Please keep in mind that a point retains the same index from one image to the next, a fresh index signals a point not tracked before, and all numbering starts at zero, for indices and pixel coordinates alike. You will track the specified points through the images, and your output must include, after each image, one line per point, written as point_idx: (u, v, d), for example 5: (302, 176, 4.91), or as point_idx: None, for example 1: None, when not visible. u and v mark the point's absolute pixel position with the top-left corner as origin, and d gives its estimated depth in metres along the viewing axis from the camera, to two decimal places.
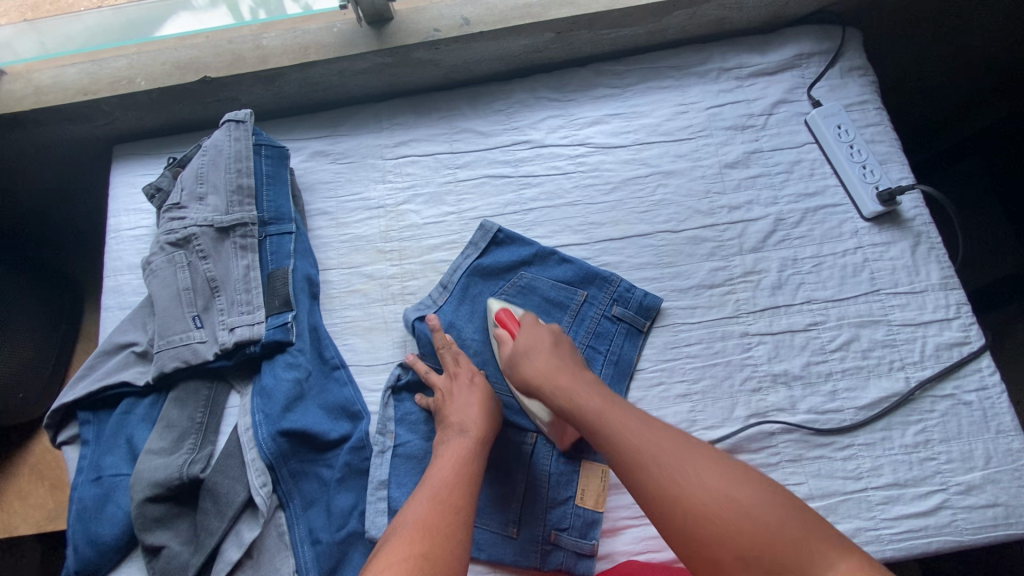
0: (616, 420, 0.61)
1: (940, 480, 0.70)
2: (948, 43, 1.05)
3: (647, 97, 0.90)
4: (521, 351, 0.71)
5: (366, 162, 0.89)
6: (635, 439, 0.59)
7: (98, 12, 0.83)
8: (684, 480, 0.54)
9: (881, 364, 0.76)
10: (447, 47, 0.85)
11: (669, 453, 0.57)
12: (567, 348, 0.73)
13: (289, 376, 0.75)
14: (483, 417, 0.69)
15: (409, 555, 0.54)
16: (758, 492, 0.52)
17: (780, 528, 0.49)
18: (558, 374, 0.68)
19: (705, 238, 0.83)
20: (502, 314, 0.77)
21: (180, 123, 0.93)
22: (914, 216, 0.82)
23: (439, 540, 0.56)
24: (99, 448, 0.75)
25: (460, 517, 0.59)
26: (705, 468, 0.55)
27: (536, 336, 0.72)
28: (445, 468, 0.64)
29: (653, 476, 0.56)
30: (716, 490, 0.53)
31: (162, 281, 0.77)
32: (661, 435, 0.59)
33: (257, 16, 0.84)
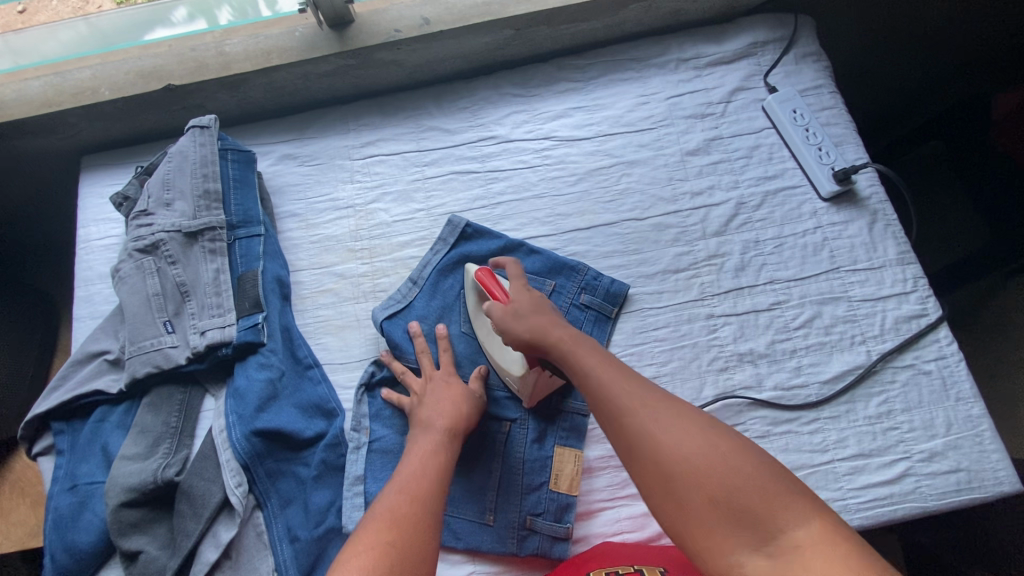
0: (602, 372, 0.59)
1: (903, 448, 0.72)
2: (899, 31, 1.08)
3: (609, 90, 0.92)
4: (506, 313, 0.68)
5: (334, 164, 0.90)
6: (614, 390, 0.57)
7: (71, 26, 0.84)
8: (663, 432, 0.53)
9: (843, 339, 0.78)
10: (409, 47, 0.86)
11: (655, 410, 0.55)
12: (551, 309, 0.70)
13: (262, 376, 0.75)
14: (454, 413, 0.69)
15: (375, 545, 0.52)
16: (741, 454, 0.50)
17: (757, 488, 0.48)
18: (543, 331, 0.65)
19: (669, 224, 0.84)
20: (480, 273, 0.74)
21: (148, 133, 0.93)
22: (869, 194, 0.84)
23: (409, 529, 0.54)
24: (74, 457, 0.75)
25: (430, 505, 0.57)
26: (684, 423, 0.53)
27: (521, 298, 0.70)
28: (416, 459, 0.63)
29: (629, 424, 0.54)
30: (695, 444, 0.51)
31: (131, 287, 0.77)
32: (644, 387, 0.57)
33: (232, 20, 0.87)
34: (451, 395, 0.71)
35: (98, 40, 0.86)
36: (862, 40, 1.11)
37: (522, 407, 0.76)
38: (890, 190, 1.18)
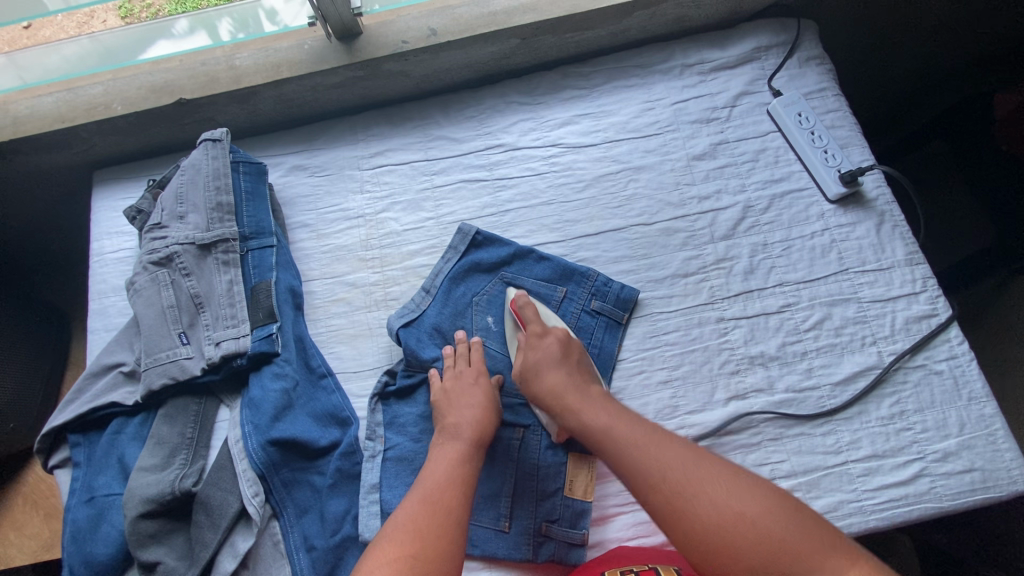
0: (629, 438, 0.64)
1: (917, 449, 0.72)
2: (901, 35, 1.10)
3: (614, 97, 0.93)
4: (530, 369, 0.73)
5: (344, 174, 0.91)
6: (646, 457, 0.62)
7: (76, 43, 0.83)
8: (700, 498, 0.57)
9: (854, 340, 0.78)
10: (416, 58, 0.87)
11: (684, 473, 0.59)
12: (575, 357, 0.74)
13: (277, 386, 0.76)
14: (478, 422, 0.70)
15: (400, 557, 0.56)
16: (770, 505, 0.55)
17: (791, 539, 0.52)
18: (569, 393, 0.70)
19: (677, 229, 0.85)
20: (514, 302, 0.80)
21: (158, 147, 0.94)
22: (876, 196, 0.84)
23: (432, 541, 0.58)
24: (92, 469, 0.75)
25: (451, 518, 0.60)
26: (715, 482, 0.58)
27: (546, 348, 0.74)
28: (442, 467, 0.66)
29: (665, 494, 0.58)
30: (733, 509, 0.55)
31: (146, 299, 0.78)
32: (671, 448, 0.62)
33: (236, 36, 0.86)
34: (476, 401, 0.72)
35: (105, 57, 0.85)
36: (864, 44, 1.12)
37: (536, 414, 0.76)
38: (895, 190, 1.18)
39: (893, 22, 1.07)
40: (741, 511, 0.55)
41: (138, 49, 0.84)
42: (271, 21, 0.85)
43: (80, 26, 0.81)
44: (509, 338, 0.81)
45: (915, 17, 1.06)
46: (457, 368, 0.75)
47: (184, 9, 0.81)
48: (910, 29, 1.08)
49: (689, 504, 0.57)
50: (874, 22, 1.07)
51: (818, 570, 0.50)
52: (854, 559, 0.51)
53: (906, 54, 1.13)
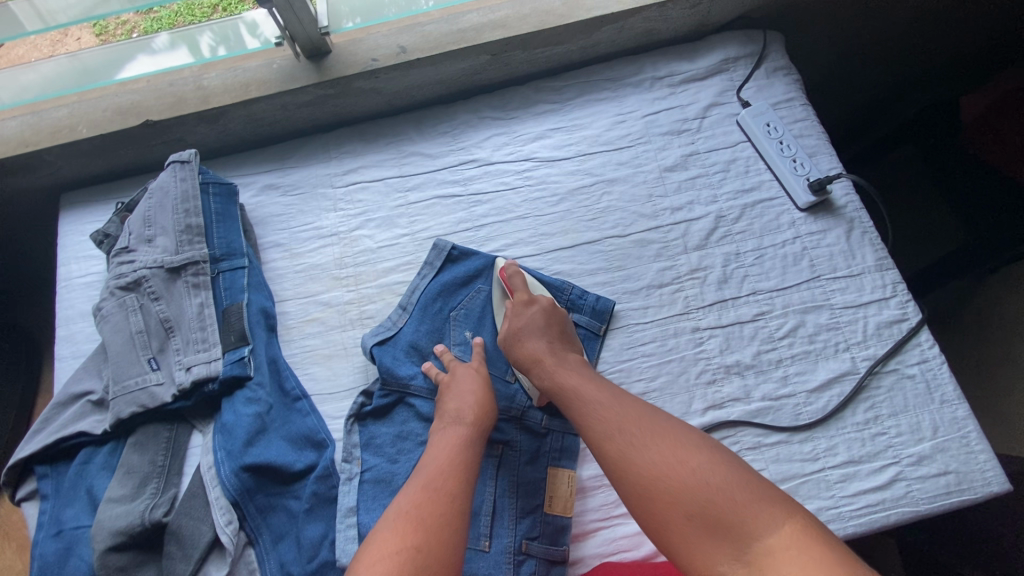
0: (593, 399, 0.66)
1: (892, 453, 0.73)
2: (868, 51, 1.13)
3: (587, 110, 0.94)
4: (514, 333, 0.75)
5: (317, 193, 0.91)
6: (603, 416, 0.63)
7: (53, 62, 0.84)
8: (640, 451, 0.58)
9: (827, 346, 0.79)
10: (386, 75, 0.87)
11: (639, 430, 0.60)
12: (559, 329, 0.75)
13: (249, 410, 0.74)
14: (478, 405, 0.70)
15: (401, 549, 0.55)
16: (718, 465, 0.54)
17: (730, 493, 0.52)
18: (545, 359, 0.72)
19: (651, 240, 0.85)
20: (502, 271, 0.82)
21: (126, 168, 0.93)
22: (845, 203, 0.85)
23: (435, 531, 0.57)
24: (59, 501, 0.73)
25: (453, 505, 0.60)
26: (664, 442, 0.58)
27: (527, 317, 0.76)
28: (446, 450, 0.66)
29: (614, 446, 0.59)
30: (677, 462, 0.55)
31: (113, 326, 0.76)
32: (631, 408, 0.63)
33: (215, 52, 0.85)
34: (478, 386, 0.73)
35: (80, 77, 0.84)
36: (830, 59, 1.15)
37: (514, 429, 0.75)
38: (864, 196, 1.21)
39: (858, 40, 1.10)
40: (683, 463, 0.55)
41: (113, 66, 0.85)
42: (254, 35, 0.85)
43: (55, 46, 0.82)
44: (495, 303, 0.82)
45: (884, 27, 1.07)
46: (457, 363, 0.77)
47: (162, 26, 0.82)
48: (882, 35, 1.09)
49: (636, 455, 0.57)
50: (849, 27, 1.07)
51: (750, 524, 0.49)
52: (790, 516, 0.49)
53: (875, 60, 1.14)
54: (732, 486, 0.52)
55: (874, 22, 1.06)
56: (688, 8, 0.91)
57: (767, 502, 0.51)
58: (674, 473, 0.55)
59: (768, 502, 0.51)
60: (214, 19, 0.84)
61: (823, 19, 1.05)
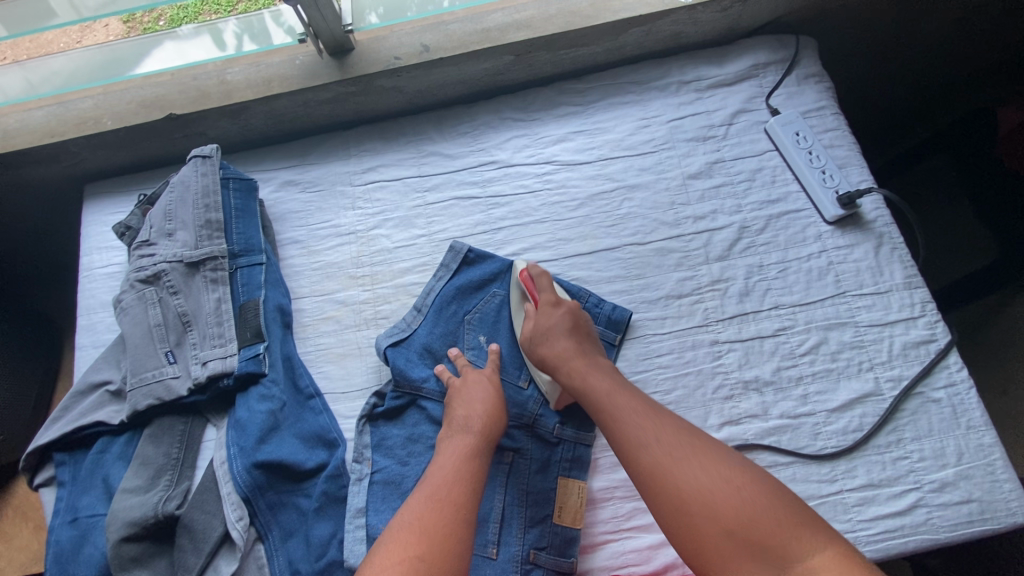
0: (626, 406, 0.65)
1: (913, 478, 0.71)
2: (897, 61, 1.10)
3: (609, 114, 0.92)
4: (540, 332, 0.75)
5: (336, 190, 0.90)
6: (641, 426, 0.62)
7: (84, 50, 0.85)
8: (678, 462, 0.58)
9: (850, 365, 0.76)
10: (408, 74, 0.86)
11: (676, 446, 0.60)
12: (584, 332, 0.75)
13: (263, 407, 0.75)
14: (488, 414, 0.70)
15: (404, 559, 0.55)
16: (753, 480, 0.56)
17: (773, 514, 0.53)
18: (576, 358, 0.72)
19: (671, 249, 0.84)
20: (525, 273, 0.81)
21: (148, 159, 0.93)
22: (875, 217, 0.82)
23: (438, 541, 0.57)
24: (77, 489, 0.75)
25: (458, 515, 0.60)
26: (702, 456, 0.58)
27: (556, 318, 0.75)
28: (453, 456, 0.66)
29: (649, 453, 0.60)
30: (723, 482, 0.56)
31: (132, 318, 0.77)
32: (668, 421, 0.63)
33: (244, 49, 0.86)
34: (488, 396, 0.72)
35: (105, 65, 0.86)
36: (856, 71, 1.13)
37: (525, 436, 0.75)
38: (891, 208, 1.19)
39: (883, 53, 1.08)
40: (725, 479, 0.56)
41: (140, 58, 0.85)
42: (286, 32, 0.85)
43: (82, 37, 0.83)
44: (515, 309, 0.82)
45: (915, 35, 1.03)
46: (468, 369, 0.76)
47: (188, 15, 0.82)
48: (919, 39, 1.04)
49: (675, 466, 0.58)
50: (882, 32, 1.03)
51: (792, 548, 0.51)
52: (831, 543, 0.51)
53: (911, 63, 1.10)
54: (774, 505, 0.54)
55: (911, 26, 1.01)
56: (719, 12, 0.88)
57: (803, 522, 0.53)
58: (714, 487, 0.55)
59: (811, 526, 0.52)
60: (238, 15, 0.85)
61: (851, 31, 1.02)
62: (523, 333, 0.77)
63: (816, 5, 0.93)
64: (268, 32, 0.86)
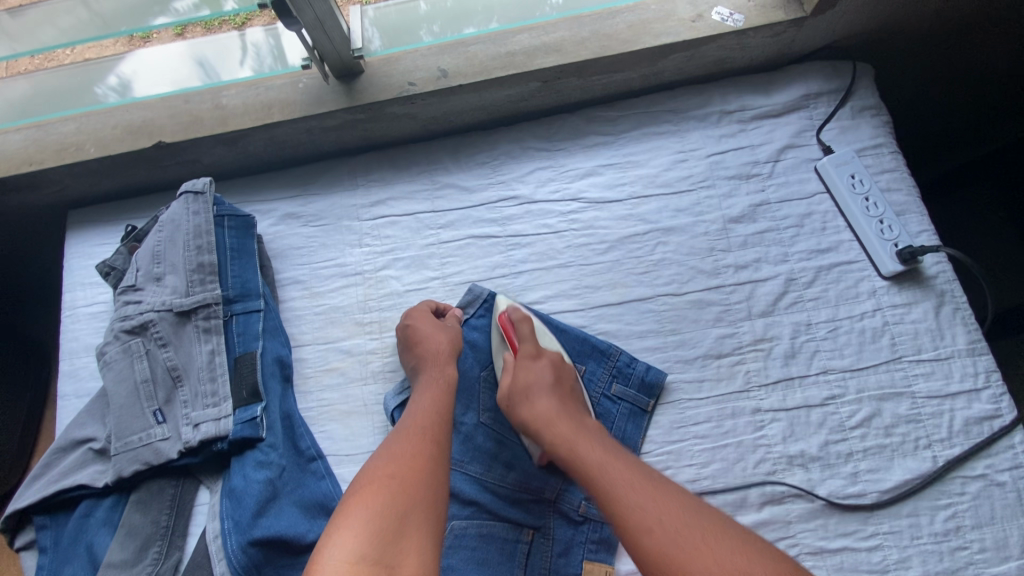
0: (623, 479, 0.57)
1: (973, 572, 0.64)
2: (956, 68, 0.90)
3: (643, 145, 0.83)
4: (521, 389, 0.68)
5: (342, 225, 0.83)
6: (638, 505, 0.54)
7: (86, 69, 0.76)
8: (690, 560, 0.50)
9: (906, 442, 0.69)
10: (424, 101, 0.78)
11: (682, 533, 0.52)
12: (569, 389, 0.69)
13: (260, 476, 0.68)
14: (444, 348, 0.70)
15: (383, 477, 0.54)
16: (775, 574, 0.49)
17: None
18: (559, 420, 0.64)
19: (710, 301, 0.76)
20: (505, 316, 0.75)
21: (138, 186, 0.85)
22: (936, 273, 0.75)
23: (415, 457, 0.57)
24: (58, 557, 0.69)
25: (432, 436, 0.60)
26: (716, 545, 0.51)
27: (539, 374, 0.68)
28: (426, 403, 0.64)
29: (656, 545, 0.52)
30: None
31: (116, 374, 0.70)
32: (671, 499, 0.55)
33: (273, 68, 0.77)
34: (444, 332, 0.72)
35: (111, 71, 0.77)
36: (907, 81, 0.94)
37: (547, 512, 0.69)
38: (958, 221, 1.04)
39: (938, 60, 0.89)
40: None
41: (156, 68, 0.77)
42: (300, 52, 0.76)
43: (92, 51, 0.74)
44: (494, 351, 0.76)
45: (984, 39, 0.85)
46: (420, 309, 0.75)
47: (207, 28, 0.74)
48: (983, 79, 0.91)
49: (685, 564, 0.50)
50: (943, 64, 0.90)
51: None
52: None
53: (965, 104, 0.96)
54: None
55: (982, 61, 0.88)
56: (770, 37, 0.80)
57: None
58: None
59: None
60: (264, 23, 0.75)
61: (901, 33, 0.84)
62: (501, 389, 0.70)
63: (875, 31, 0.84)
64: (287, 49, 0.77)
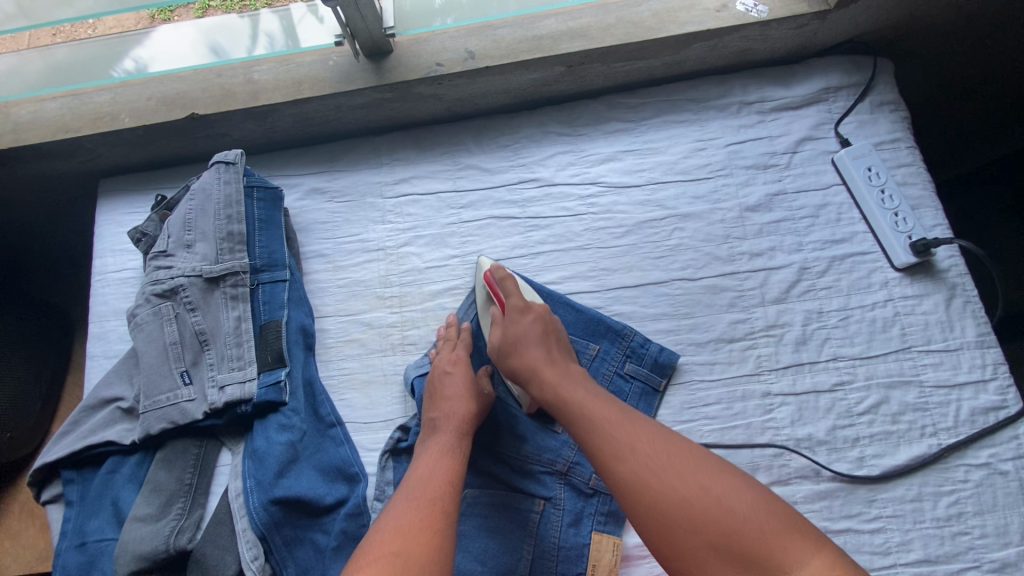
0: (602, 415, 0.62)
1: (973, 556, 0.65)
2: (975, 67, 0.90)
3: (663, 133, 0.85)
4: (510, 341, 0.70)
5: (365, 202, 0.85)
6: (614, 431, 0.60)
7: (107, 41, 0.80)
8: (663, 478, 0.55)
9: (912, 429, 0.71)
10: (450, 82, 0.80)
11: (655, 456, 0.57)
12: (556, 337, 0.71)
13: (282, 438, 0.70)
14: (461, 412, 0.68)
15: (382, 555, 0.54)
16: (736, 488, 0.54)
17: (761, 522, 0.51)
18: (546, 368, 0.67)
19: (724, 287, 0.78)
20: (491, 274, 0.76)
21: (169, 158, 0.88)
22: (948, 267, 0.76)
23: (415, 534, 0.56)
24: (84, 510, 0.71)
25: (437, 511, 0.59)
26: (683, 464, 0.56)
27: (525, 326, 0.70)
28: (429, 470, 0.63)
29: (628, 466, 0.57)
30: (704, 490, 0.54)
31: (147, 335, 0.72)
32: (643, 427, 0.60)
33: (273, 46, 0.80)
34: (460, 390, 0.69)
35: (128, 53, 0.80)
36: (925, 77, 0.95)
37: (559, 484, 0.70)
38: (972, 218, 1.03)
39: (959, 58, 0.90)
40: (709, 489, 0.54)
41: (169, 49, 0.80)
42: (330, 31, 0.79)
43: (110, 26, 0.78)
44: (481, 312, 0.77)
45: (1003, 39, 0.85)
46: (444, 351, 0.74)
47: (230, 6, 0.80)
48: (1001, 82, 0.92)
49: (657, 481, 0.55)
50: (960, 68, 0.91)
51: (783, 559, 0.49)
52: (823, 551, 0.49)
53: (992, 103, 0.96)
54: (765, 513, 0.52)
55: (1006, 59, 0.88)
56: (793, 29, 0.81)
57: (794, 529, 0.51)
58: (699, 500, 0.53)
59: (797, 531, 0.51)
60: (273, 6, 0.80)
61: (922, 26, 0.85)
62: (491, 341, 0.73)
63: (897, 25, 0.84)
64: (295, 25, 0.80)
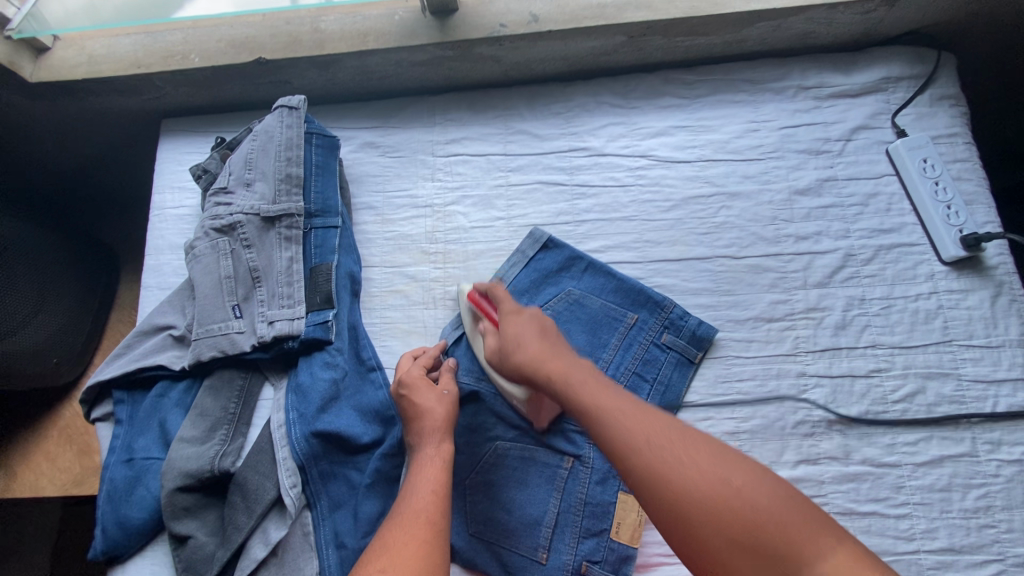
0: (614, 406, 0.57)
1: (997, 549, 0.65)
2: None
3: (717, 112, 0.85)
4: (509, 341, 0.67)
5: (416, 158, 0.86)
6: (623, 423, 0.55)
7: None
8: (679, 469, 0.50)
9: (946, 421, 0.71)
10: (511, 44, 0.81)
11: (667, 445, 0.52)
12: (553, 333, 0.68)
13: (326, 376, 0.73)
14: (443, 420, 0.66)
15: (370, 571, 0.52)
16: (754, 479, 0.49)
17: (778, 516, 0.46)
18: (549, 359, 0.64)
19: (767, 267, 0.78)
20: (474, 293, 0.75)
21: (230, 102, 0.91)
22: (997, 264, 0.76)
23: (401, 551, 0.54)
24: (133, 429, 0.75)
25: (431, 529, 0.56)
26: (697, 454, 0.51)
27: (523, 324, 0.68)
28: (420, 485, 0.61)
29: (643, 457, 0.52)
30: (717, 480, 0.49)
31: (204, 266, 0.75)
32: (653, 419, 0.55)
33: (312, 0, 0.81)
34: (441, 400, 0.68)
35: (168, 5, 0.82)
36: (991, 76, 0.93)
37: (588, 443, 0.71)
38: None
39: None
40: (725, 480, 0.49)
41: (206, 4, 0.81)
42: None
43: None
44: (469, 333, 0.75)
45: None
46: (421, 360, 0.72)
47: None
48: None
49: (671, 472, 0.50)
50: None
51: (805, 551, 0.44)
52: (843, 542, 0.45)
53: None
54: (784, 506, 0.47)
55: None
56: (860, 14, 0.81)
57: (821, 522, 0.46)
58: (716, 493, 0.48)
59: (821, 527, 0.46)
60: None
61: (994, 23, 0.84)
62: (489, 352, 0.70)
63: (967, 19, 0.83)
64: None
